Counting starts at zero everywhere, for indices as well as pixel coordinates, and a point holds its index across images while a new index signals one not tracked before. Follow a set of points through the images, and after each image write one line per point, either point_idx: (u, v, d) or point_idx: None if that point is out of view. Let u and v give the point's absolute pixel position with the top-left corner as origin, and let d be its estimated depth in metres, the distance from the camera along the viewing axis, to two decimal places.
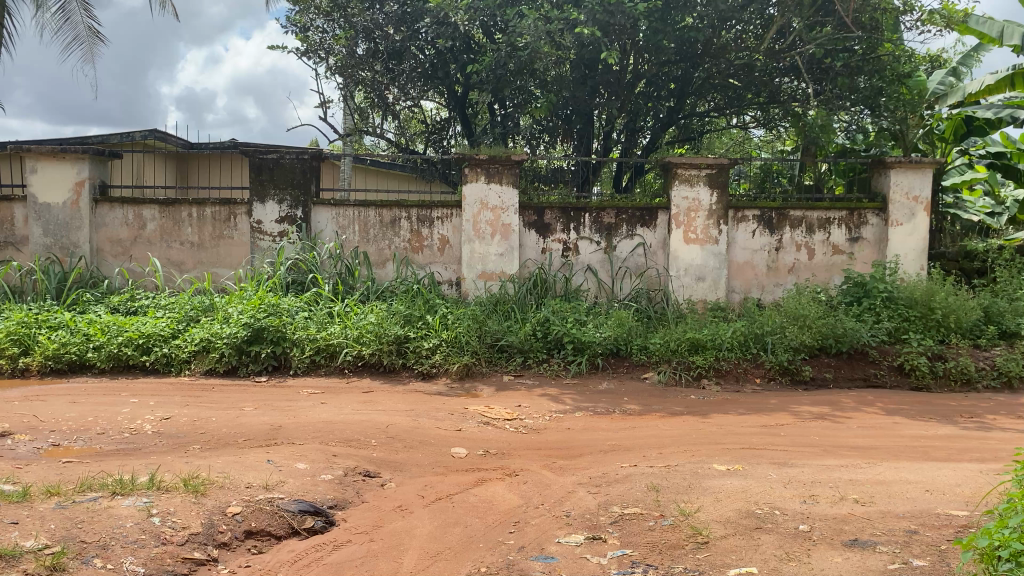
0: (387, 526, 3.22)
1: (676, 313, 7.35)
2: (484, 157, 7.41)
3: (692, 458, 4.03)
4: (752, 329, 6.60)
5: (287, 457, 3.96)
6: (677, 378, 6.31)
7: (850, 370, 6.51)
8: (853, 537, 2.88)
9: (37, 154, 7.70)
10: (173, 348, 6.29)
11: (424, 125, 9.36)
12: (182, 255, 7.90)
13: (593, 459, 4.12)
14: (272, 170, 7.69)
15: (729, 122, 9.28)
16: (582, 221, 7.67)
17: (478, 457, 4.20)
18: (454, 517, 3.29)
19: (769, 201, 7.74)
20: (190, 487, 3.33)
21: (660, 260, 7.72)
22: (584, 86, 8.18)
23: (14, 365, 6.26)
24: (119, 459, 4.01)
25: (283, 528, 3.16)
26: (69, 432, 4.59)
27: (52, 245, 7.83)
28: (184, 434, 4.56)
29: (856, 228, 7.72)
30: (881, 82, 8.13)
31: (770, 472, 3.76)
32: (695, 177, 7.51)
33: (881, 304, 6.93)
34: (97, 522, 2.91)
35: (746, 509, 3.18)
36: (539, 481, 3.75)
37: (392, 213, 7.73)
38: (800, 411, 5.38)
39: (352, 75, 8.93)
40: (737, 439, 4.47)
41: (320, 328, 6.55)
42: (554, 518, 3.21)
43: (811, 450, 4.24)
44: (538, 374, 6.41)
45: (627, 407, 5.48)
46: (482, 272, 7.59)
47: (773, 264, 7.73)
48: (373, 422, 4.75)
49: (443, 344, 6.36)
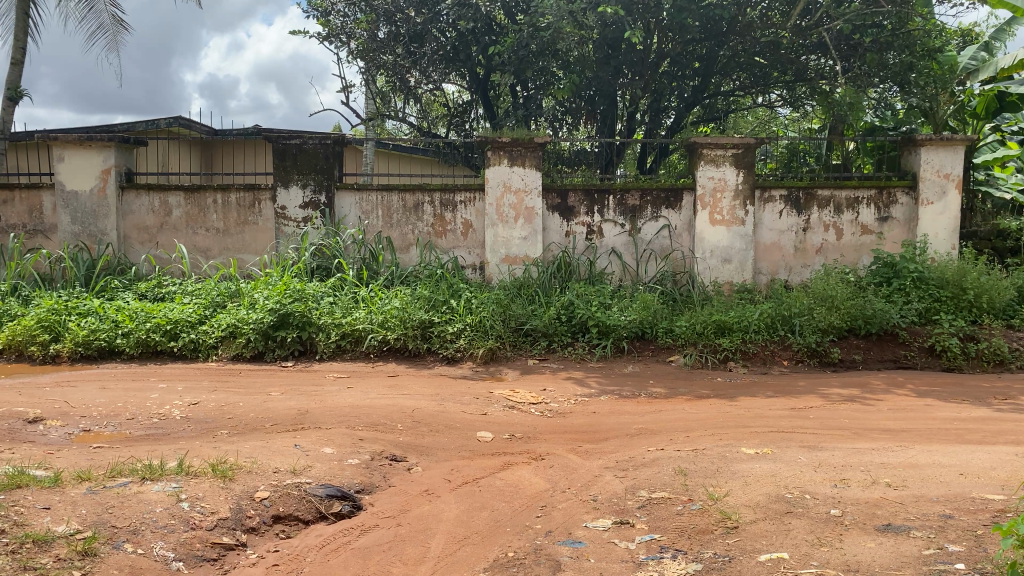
0: (414, 510, 3.22)
1: (702, 296, 7.29)
2: (507, 140, 7.37)
3: (720, 442, 3.99)
4: (780, 311, 6.53)
5: (314, 442, 3.97)
6: (702, 361, 6.26)
7: (879, 352, 6.42)
8: (886, 522, 2.83)
9: (63, 142, 7.76)
10: (201, 334, 6.35)
11: (447, 108, 9.36)
12: (208, 241, 7.95)
13: (619, 443, 4.09)
14: (295, 156, 7.70)
15: (754, 101, 9.13)
16: (606, 203, 7.61)
17: (503, 441, 4.19)
18: (481, 502, 3.28)
19: (796, 180, 7.63)
20: (218, 472, 3.35)
21: (686, 241, 7.65)
22: (607, 66, 8.09)
23: (45, 352, 6.34)
24: (149, 444, 4.04)
25: (311, 512, 3.17)
26: (99, 417, 4.64)
27: (80, 232, 7.91)
28: (212, 419, 4.59)
29: (886, 208, 7.59)
30: (910, 59, 7.94)
31: (800, 455, 3.71)
32: (721, 157, 7.41)
33: (911, 284, 6.85)
34: (128, 508, 2.93)
35: (776, 493, 3.14)
36: (566, 465, 3.74)
37: (415, 197, 7.71)
38: (829, 393, 5.31)
39: (373, 60, 8.89)
40: (766, 423, 4.42)
41: (345, 313, 6.56)
42: (581, 503, 3.19)
43: (842, 433, 4.19)
44: (563, 357, 6.39)
45: (653, 390, 5.45)
46: (506, 256, 7.57)
47: (800, 245, 7.63)
48: (399, 406, 4.76)
49: (467, 328, 6.36)
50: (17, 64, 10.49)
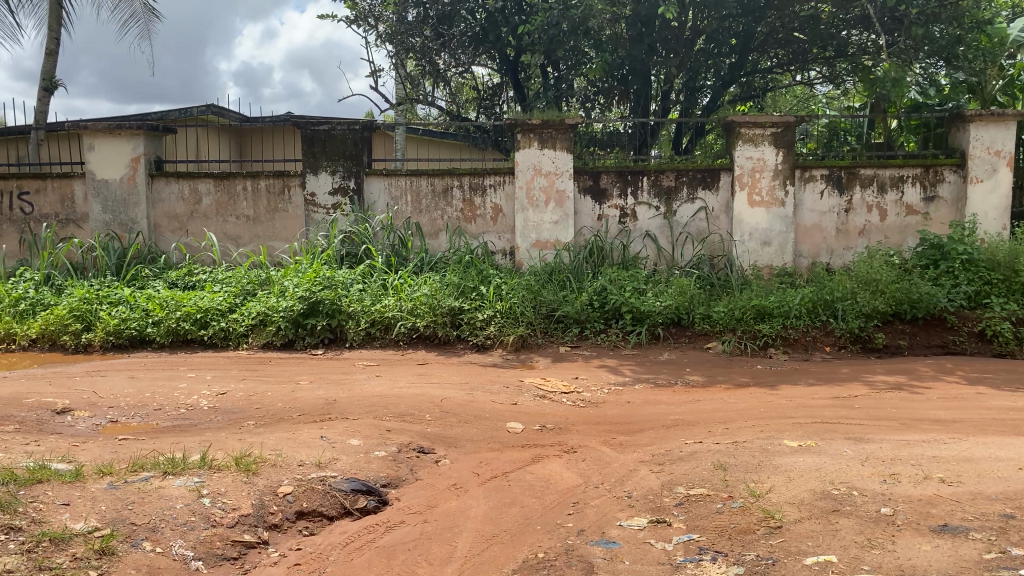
0: (442, 506, 3.10)
1: (740, 280, 7.09)
2: (537, 122, 7.21)
3: (762, 433, 3.81)
4: (822, 295, 6.32)
5: (341, 433, 3.88)
6: (742, 348, 6.07)
7: (926, 337, 6.20)
8: (941, 523, 2.65)
9: (93, 130, 7.75)
10: (231, 322, 6.30)
11: (477, 92, 9.22)
12: (239, 229, 7.91)
13: (655, 435, 3.94)
14: (324, 142, 7.62)
15: (793, 79, 8.85)
16: (639, 185, 7.42)
17: (535, 432, 4.06)
18: (510, 497, 3.15)
19: (837, 159, 7.37)
20: (242, 466, 3.26)
21: (724, 224, 7.43)
22: (641, 44, 7.90)
23: (77, 341, 6.35)
24: (176, 436, 3.98)
25: (335, 508, 3.07)
26: (127, 408, 4.60)
27: (111, 221, 7.92)
28: (240, 409, 4.53)
29: (932, 186, 7.29)
30: (958, 31, 7.60)
31: (846, 448, 3.53)
32: (760, 136, 7.18)
33: (960, 267, 6.58)
34: (147, 504, 2.85)
35: (821, 489, 2.97)
36: (599, 458, 3.60)
37: (444, 181, 7.58)
38: (874, 381, 5.11)
39: (401, 43, 8.79)
40: (808, 413, 4.23)
41: (374, 300, 6.47)
42: (615, 499, 3.05)
43: (889, 424, 3.98)
44: (596, 344, 6.24)
45: (690, 378, 5.29)
46: (537, 241, 7.42)
47: (842, 226, 7.37)
48: (428, 395, 4.65)
49: (498, 315, 6.23)
50: (51, 54, 10.53)
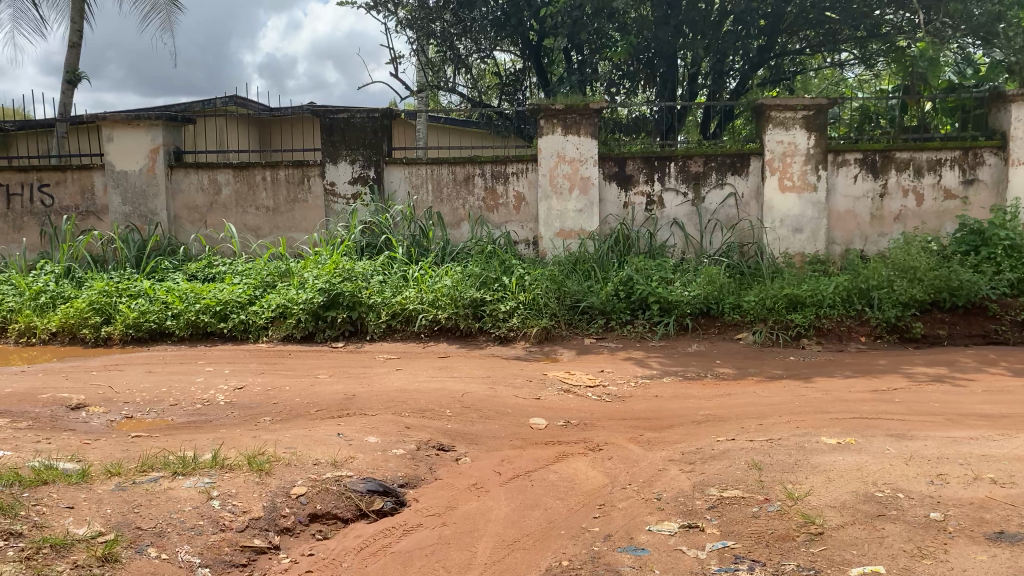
0: (461, 507, 2.96)
1: (772, 268, 6.87)
2: (561, 107, 7.03)
3: (797, 430, 3.62)
4: (856, 283, 6.10)
5: (358, 430, 3.74)
6: (773, 339, 5.88)
7: (967, 327, 5.98)
8: (997, 530, 2.46)
9: (112, 122, 7.70)
10: (251, 315, 6.20)
11: (498, 79, 9.03)
12: (258, 220, 7.81)
13: (685, 432, 3.76)
14: (343, 130, 7.50)
15: (824, 60, 8.58)
16: (666, 170, 7.22)
17: (558, 428, 3.91)
18: (533, 499, 3.00)
19: (872, 143, 7.12)
20: (254, 466, 3.14)
21: (754, 210, 7.21)
22: (667, 26, 7.70)
23: (97, 335, 6.29)
24: (189, 433, 3.88)
25: (350, 510, 2.93)
26: (142, 403, 4.51)
27: (131, 213, 7.86)
28: (257, 404, 4.43)
29: (971, 169, 7.01)
30: (999, 8, 7.17)
31: (888, 445, 3.33)
32: (791, 119, 6.95)
33: (1003, 253, 6.33)
34: (154, 507, 2.74)
35: (863, 491, 2.79)
36: (626, 457, 3.43)
37: (466, 169, 7.43)
38: (913, 373, 4.89)
39: (422, 28, 8.66)
40: (846, 407, 4.03)
41: (395, 292, 6.33)
42: (643, 502, 2.89)
43: (933, 420, 3.77)
44: (622, 336, 6.06)
45: (720, 371, 5.11)
46: (560, 230, 7.26)
47: (877, 212, 7.12)
48: (449, 390, 4.50)
49: (521, 306, 6.07)
50: (72, 46, 10.51)
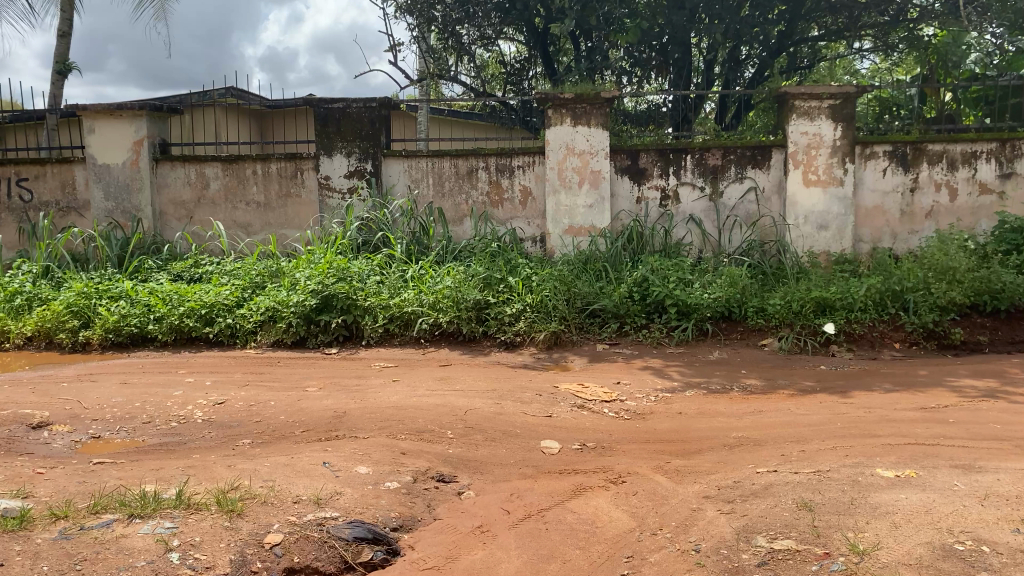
0: (465, 558, 2.53)
1: (795, 266, 6.40)
2: (569, 96, 6.59)
3: (848, 460, 3.17)
4: (890, 285, 5.64)
5: (347, 458, 3.30)
6: (801, 345, 5.42)
7: (1010, 332, 5.53)
8: None
9: (93, 112, 7.26)
10: (238, 318, 5.77)
11: (502, 68, 8.57)
12: (249, 216, 7.37)
13: (717, 459, 3.32)
14: (339, 121, 7.06)
15: (845, 48, 8.10)
16: (683, 164, 6.77)
17: (573, 454, 3.47)
18: (548, 548, 2.56)
19: (902, 133, 6.65)
20: (225, 506, 2.71)
21: (776, 205, 6.76)
22: (682, 10, 7.25)
23: (74, 339, 5.85)
24: (159, 459, 3.44)
25: (333, 563, 2.50)
26: (112, 421, 4.07)
27: (114, 209, 7.41)
28: (238, 423, 3.99)
29: (1009, 162, 6.55)
30: None
31: (956, 480, 2.89)
32: (816, 109, 6.49)
33: None
34: (100, 563, 2.31)
35: (940, 543, 2.35)
36: (653, 492, 2.99)
37: (468, 162, 6.98)
38: (962, 387, 4.43)
39: (422, 14, 8.22)
40: (896, 429, 3.59)
41: (392, 293, 5.88)
42: (678, 555, 2.46)
43: (998, 446, 3.32)
44: (638, 342, 5.61)
45: (747, 382, 4.66)
46: (569, 227, 6.82)
47: (907, 208, 6.66)
48: (450, 406, 4.06)
49: (527, 309, 5.64)
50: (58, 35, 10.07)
